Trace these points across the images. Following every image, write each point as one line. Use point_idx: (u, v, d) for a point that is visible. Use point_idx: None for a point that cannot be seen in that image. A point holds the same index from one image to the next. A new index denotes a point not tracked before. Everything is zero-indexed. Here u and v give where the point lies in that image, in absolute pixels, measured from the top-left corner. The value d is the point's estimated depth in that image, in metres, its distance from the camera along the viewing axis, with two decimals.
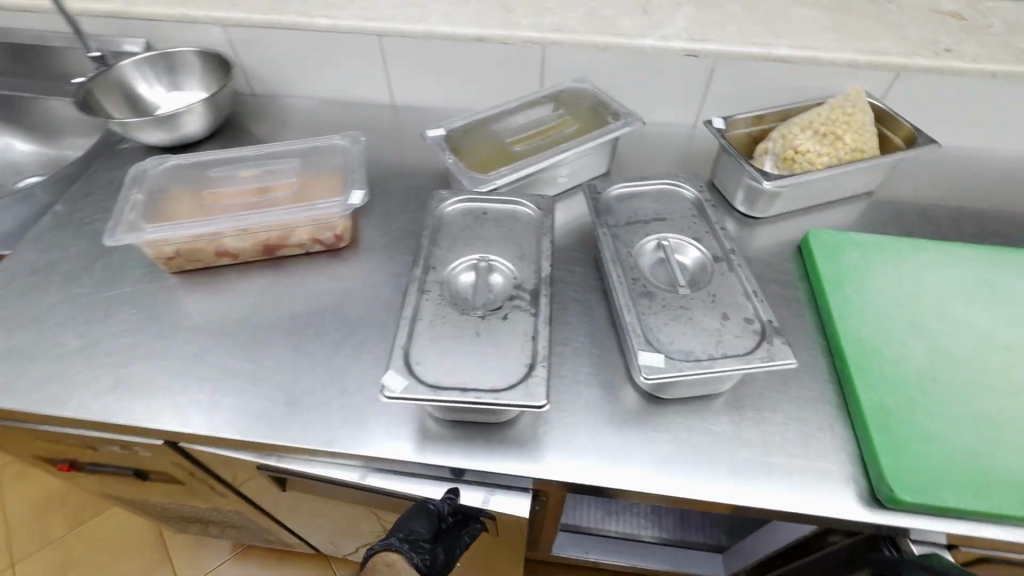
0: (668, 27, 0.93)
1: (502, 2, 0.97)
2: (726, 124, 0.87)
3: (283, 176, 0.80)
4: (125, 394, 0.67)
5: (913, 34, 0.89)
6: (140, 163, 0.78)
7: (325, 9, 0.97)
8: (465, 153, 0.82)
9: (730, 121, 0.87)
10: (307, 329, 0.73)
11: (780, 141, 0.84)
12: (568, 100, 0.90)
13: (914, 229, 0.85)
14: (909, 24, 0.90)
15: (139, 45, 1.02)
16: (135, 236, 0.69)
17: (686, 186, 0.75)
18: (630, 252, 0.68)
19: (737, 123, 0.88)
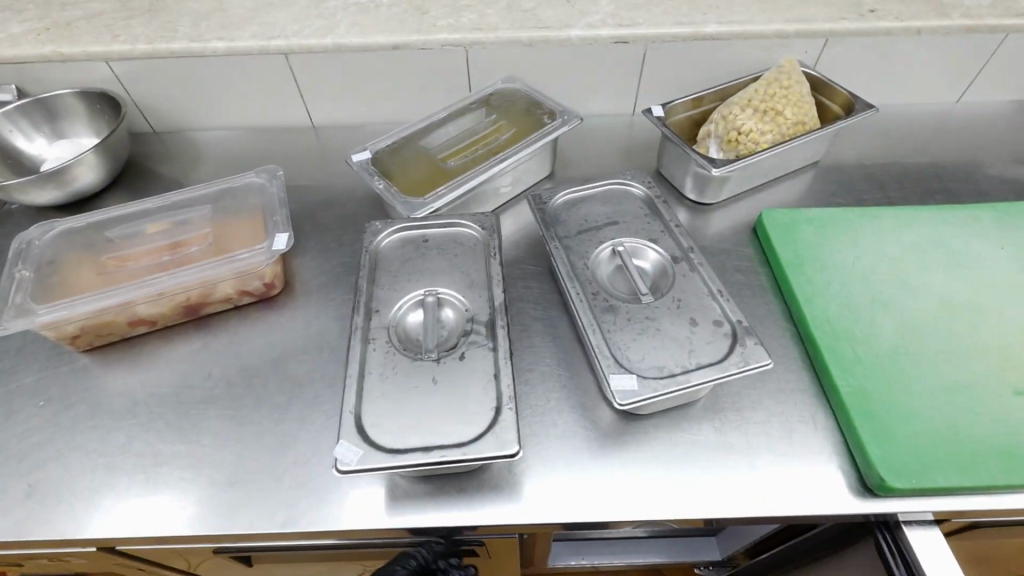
0: (592, 14, 0.89)
1: (414, 5, 0.91)
2: (665, 112, 0.84)
3: (196, 226, 0.71)
4: (42, 503, 0.58)
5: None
6: (23, 233, 0.68)
7: (219, 31, 0.88)
8: (396, 175, 0.75)
9: (668, 107, 0.84)
10: (247, 394, 0.65)
11: (721, 123, 0.81)
12: (499, 103, 0.85)
13: (862, 196, 0.85)
14: None
15: (10, 93, 0.90)
16: (26, 322, 0.60)
17: (635, 184, 0.71)
18: (586, 263, 0.64)
19: (676, 108, 0.85)
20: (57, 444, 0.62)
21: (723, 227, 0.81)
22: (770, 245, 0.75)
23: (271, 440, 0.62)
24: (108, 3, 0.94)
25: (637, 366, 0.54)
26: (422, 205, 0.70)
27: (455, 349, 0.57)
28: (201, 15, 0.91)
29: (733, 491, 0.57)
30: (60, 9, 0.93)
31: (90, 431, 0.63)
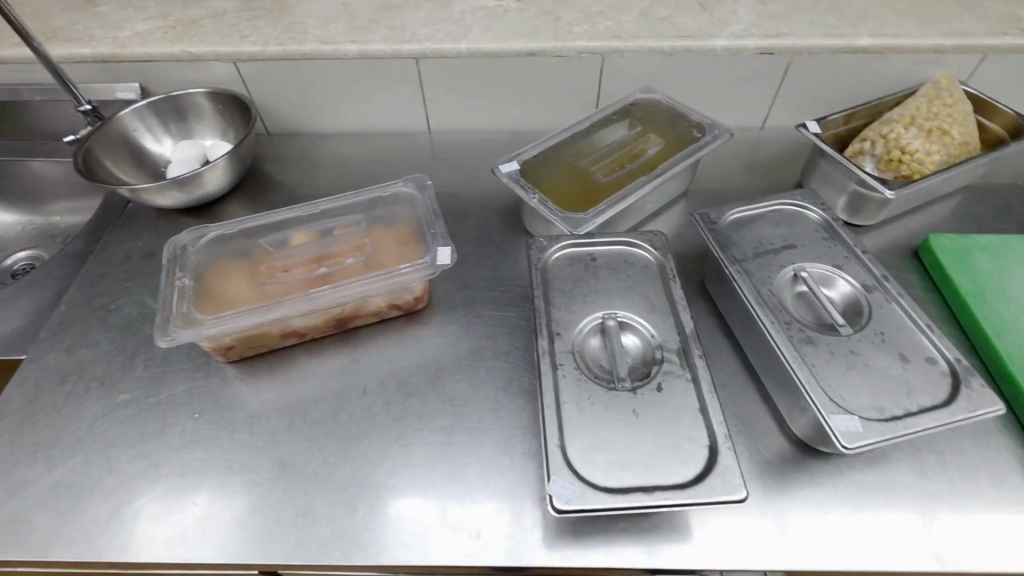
0: (734, 24, 0.85)
1: (547, 12, 0.89)
2: (820, 126, 0.80)
3: (347, 237, 0.69)
4: (204, 524, 0.55)
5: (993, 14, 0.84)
6: (176, 238, 0.66)
7: (351, 34, 0.86)
8: (546, 188, 0.71)
9: (824, 121, 0.80)
10: (404, 413, 0.63)
11: (881, 142, 0.76)
12: (640, 114, 0.82)
13: (1023, 221, 0.81)
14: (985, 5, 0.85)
15: (134, 91, 0.89)
16: (194, 333, 0.58)
17: (807, 206, 0.67)
18: (771, 288, 0.60)
19: (830, 123, 0.81)
20: (215, 459, 0.60)
21: (880, 250, 0.77)
22: (941, 271, 0.71)
23: (436, 463, 0.59)
24: (231, 4, 0.93)
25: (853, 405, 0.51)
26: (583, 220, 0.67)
27: (647, 378, 0.54)
28: (328, 17, 0.90)
29: (951, 542, 0.53)
30: (185, 9, 0.92)
31: (247, 446, 0.61)
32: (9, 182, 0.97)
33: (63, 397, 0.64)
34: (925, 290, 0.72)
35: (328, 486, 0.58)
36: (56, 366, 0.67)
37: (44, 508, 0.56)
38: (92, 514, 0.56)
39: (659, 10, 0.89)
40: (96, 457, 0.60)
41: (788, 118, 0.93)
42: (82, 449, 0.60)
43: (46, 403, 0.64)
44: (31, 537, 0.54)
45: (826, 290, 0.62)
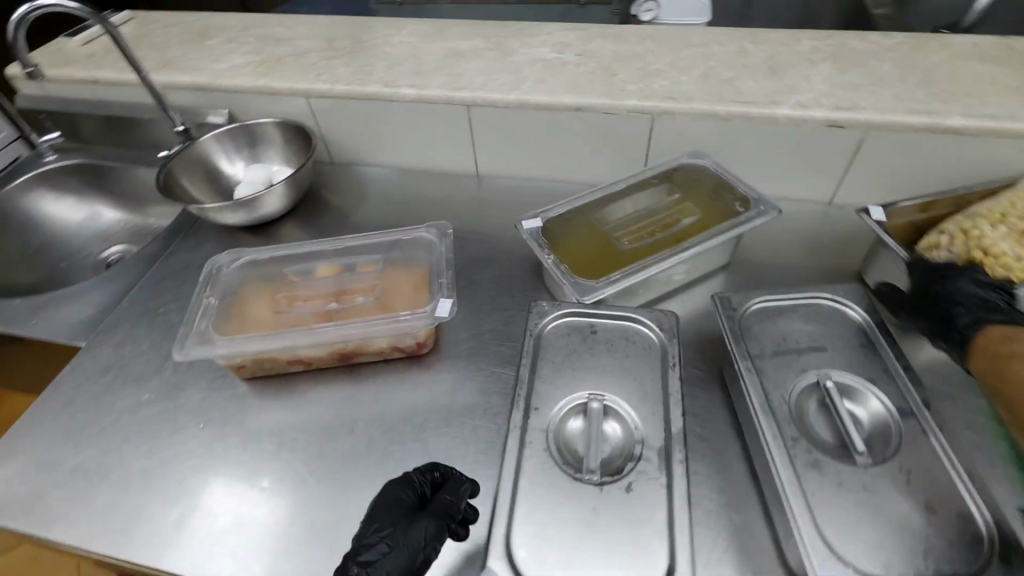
0: (803, 92, 0.79)
1: (604, 68, 0.88)
2: (886, 214, 0.72)
3: (364, 275, 0.72)
4: (180, 532, 0.59)
5: None
6: (215, 258, 0.72)
7: (411, 78, 0.90)
8: (564, 249, 0.70)
9: (892, 208, 0.72)
10: (384, 458, 0.64)
11: (961, 240, 0.66)
12: (682, 180, 0.78)
13: None
14: None
15: (222, 116, 0.99)
16: (205, 350, 0.63)
17: (848, 304, 0.60)
18: (783, 395, 0.54)
19: (898, 212, 0.72)
20: (208, 471, 0.64)
21: (945, 362, 0.66)
22: None
23: None
24: (317, 44, 1.01)
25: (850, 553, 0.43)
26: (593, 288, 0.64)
27: (619, 474, 0.51)
28: (396, 61, 0.95)
29: None
30: (277, 46, 1.02)
31: (238, 464, 0.64)
32: (119, 183, 1.12)
33: (104, 388, 0.72)
34: (990, 421, 0.61)
35: (296, 519, 0.59)
36: (106, 358, 0.76)
37: (59, 488, 0.63)
38: (94, 502, 0.62)
39: (723, 72, 0.85)
40: (114, 448, 0.66)
41: (861, 196, 0.84)
42: (103, 438, 0.67)
43: (88, 391, 0.72)
44: (44, 513, 0.61)
45: (852, 405, 0.54)
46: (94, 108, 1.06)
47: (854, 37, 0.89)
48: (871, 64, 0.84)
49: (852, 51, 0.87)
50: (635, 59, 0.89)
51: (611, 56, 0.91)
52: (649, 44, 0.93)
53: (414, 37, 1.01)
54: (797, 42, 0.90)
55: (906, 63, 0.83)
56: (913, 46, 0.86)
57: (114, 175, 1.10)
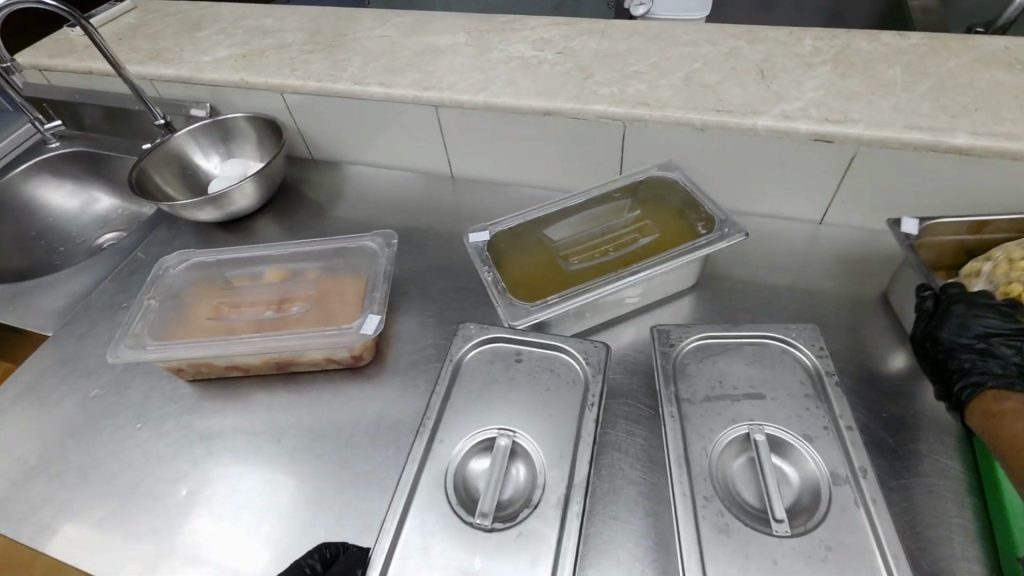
0: (791, 100, 0.71)
1: (580, 68, 0.82)
2: (922, 228, 0.63)
3: (306, 283, 0.71)
4: (101, 533, 0.60)
5: None
6: (164, 260, 0.75)
7: (380, 76, 0.87)
8: (507, 267, 0.67)
9: (929, 224, 0.63)
10: (305, 473, 0.63)
11: (1006, 269, 0.57)
12: (646, 196, 0.73)
13: None
14: None
15: (204, 109, 0.99)
16: (136, 354, 0.64)
17: (796, 347, 0.55)
18: (706, 446, 0.49)
19: (939, 226, 0.64)
20: (139, 473, 0.65)
21: (919, 414, 0.59)
22: (991, 469, 0.53)
23: (308, 540, 0.58)
24: (299, 37, 0.98)
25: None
26: (527, 311, 0.61)
27: (514, 519, 0.48)
28: (371, 56, 0.91)
29: None
30: (259, 38, 1.00)
31: (168, 468, 0.65)
32: (114, 172, 1.14)
33: (62, 381, 0.75)
34: (963, 487, 0.54)
35: (209, 528, 0.60)
36: (68, 351, 0.78)
37: (4, 478, 0.66)
38: (32, 495, 0.64)
39: (707, 75, 0.78)
40: (58, 443, 0.68)
41: (856, 217, 0.76)
42: (51, 432, 0.70)
43: (46, 383, 0.75)
44: None
45: (783, 463, 0.49)
46: (89, 98, 1.08)
47: (864, 37, 0.80)
48: (877, 69, 0.74)
49: (859, 53, 0.77)
50: (615, 59, 0.83)
51: (590, 55, 0.85)
52: (634, 42, 0.86)
53: (394, 31, 0.97)
54: (798, 42, 0.81)
55: (918, 69, 0.74)
56: (931, 48, 0.76)
57: (109, 164, 1.13)
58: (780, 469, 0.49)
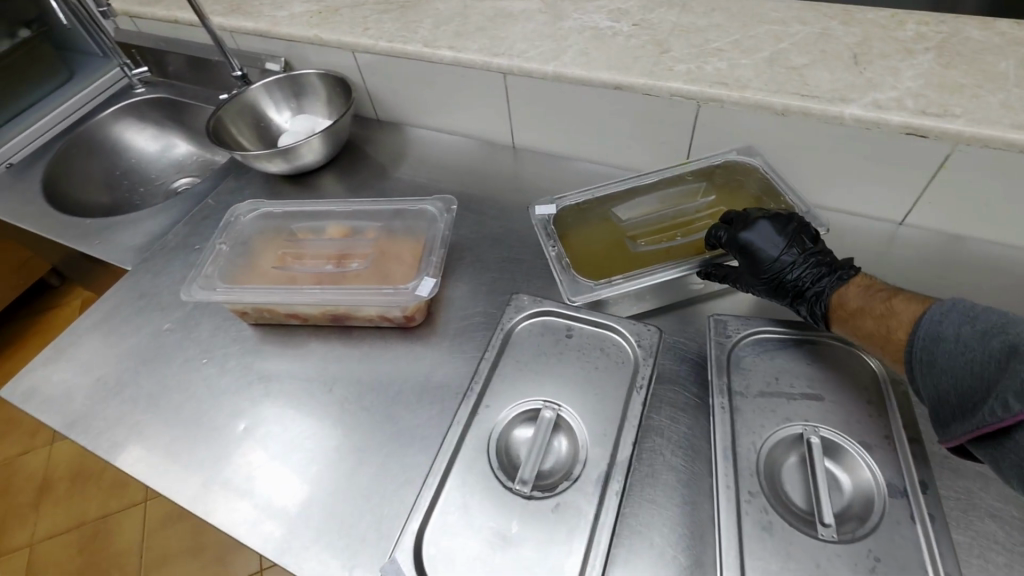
0: (884, 89, 0.66)
1: (657, 43, 0.79)
2: None
3: (365, 241, 0.73)
4: (166, 455, 0.65)
5: None
6: (236, 207, 0.78)
7: (451, 39, 0.85)
8: (572, 243, 0.67)
9: None
10: (353, 421, 0.66)
11: None
12: (720, 184, 0.72)
13: None
14: None
15: (279, 64, 1.01)
16: (206, 294, 0.68)
17: (864, 352, 0.53)
18: (755, 441, 0.48)
19: None
20: (203, 403, 0.69)
21: None
22: None
23: (351, 487, 0.61)
24: None
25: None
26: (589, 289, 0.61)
27: (553, 490, 0.48)
28: (443, 18, 0.90)
29: None
30: None
31: (228, 402, 0.69)
32: (192, 119, 1.19)
33: (139, 313, 0.80)
34: None
35: (262, 462, 0.64)
36: (145, 285, 0.84)
37: (85, 396, 0.72)
38: (107, 413, 0.70)
39: (794, 57, 0.73)
40: (134, 369, 0.74)
41: (941, 220, 0.71)
42: (126, 358, 0.75)
43: (125, 313, 0.81)
44: (70, 415, 0.70)
45: (834, 466, 0.48)
46: (173, 46, 1.12)
47: (976, 25, 0.73)
48: (986, 61, 0.68)
49: (968, 42, 0.71)
50: (695, 34, 0.79)
51: (669, 28, 0.81)
52: (718, 17, 0.81)
53: None
54: (899, 26, 0.75)
55: None
56: None
57: (188, 111, 1.18)
58: (832, 473, 0.48)
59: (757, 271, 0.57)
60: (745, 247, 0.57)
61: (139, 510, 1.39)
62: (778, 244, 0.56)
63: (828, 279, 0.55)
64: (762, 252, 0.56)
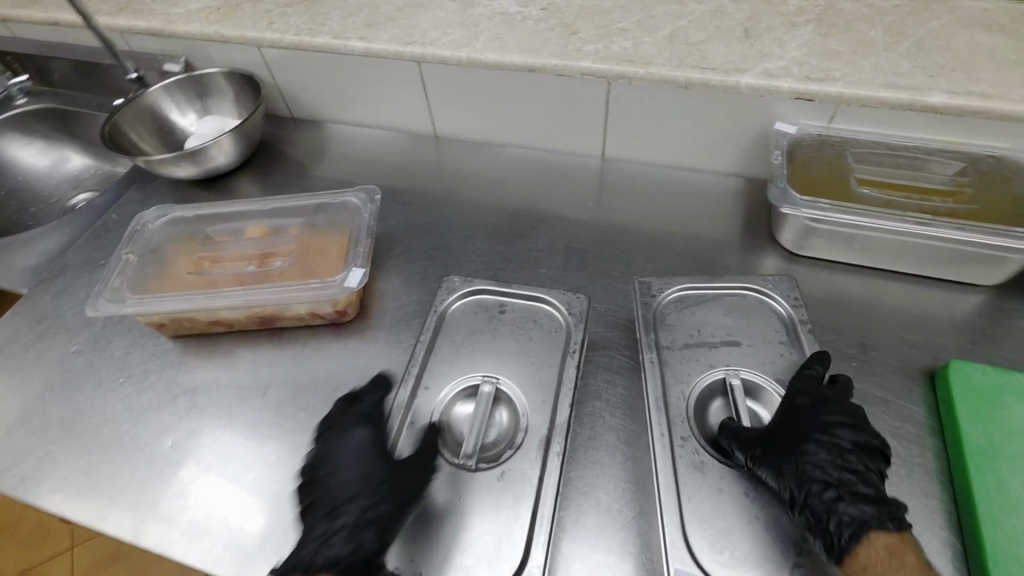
0: (774, 59, 0.72)
1: (566, 25, 0.81)
2: None
3: (287, 238, 0.71)
4: (84, 484, 0.61)
5: None
6: (142, 215, 0.74)
7: (361, 30, 0.84)
8: (815, 167, 0.69)
9: None
10: (289, 423, 0.64)
11: None
12: (982, 171, 0.66)
13: None
14: None
15: (179, 65, 0.96)
16: (115, 307, 0.63)
17: (777, 300, 0.57)
18: (683, 391, 0.51)
19: None
20: (124, 424, 0.65)
21: (887, 362, 0.62)
22: (950, 409, 0.56)
23: (293, 489, 0.59)
24: None
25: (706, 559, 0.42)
26: (822, 211, 0.65)
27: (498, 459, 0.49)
28: (350, 9, 0.88)
29: None
30: None
31: (150, 420, 0.65)
32: (85, 129, 1.10)
33: (40, 338, 0.74)
34: (926, 428, 0.57)
35: (195, 476, 0.60)
36: (45, 307, 0.77)
37: None
38: (13, 448, 0.64)
39: (692, 33, 0.77)
40: (40, 398, 0.68)
41: None
42: (29, 387, 0.69)
43: (23, 339, 0.74)
44: None
45: (756, 405, 0.52)
46: (55, 51, 1.03)
47: None
48: (859, 30, 0.75)
49: (841, 13, 0.77)
50: (600, 16, 0.82)
51: (576, 11, 0.83)
52: None
53: None
54: (782, 2, 0.80)
55: (898, 29, 0.74)
56: (912, 9, 0.76)
57: (79, 121, 1.09)
58: (755, 410, 0.52)
59: (786, 451, 0.45)
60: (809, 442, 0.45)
61: (64, 560, 1.27)
62: (822, 487, 0.42)
63: (855, 513, 0.41)
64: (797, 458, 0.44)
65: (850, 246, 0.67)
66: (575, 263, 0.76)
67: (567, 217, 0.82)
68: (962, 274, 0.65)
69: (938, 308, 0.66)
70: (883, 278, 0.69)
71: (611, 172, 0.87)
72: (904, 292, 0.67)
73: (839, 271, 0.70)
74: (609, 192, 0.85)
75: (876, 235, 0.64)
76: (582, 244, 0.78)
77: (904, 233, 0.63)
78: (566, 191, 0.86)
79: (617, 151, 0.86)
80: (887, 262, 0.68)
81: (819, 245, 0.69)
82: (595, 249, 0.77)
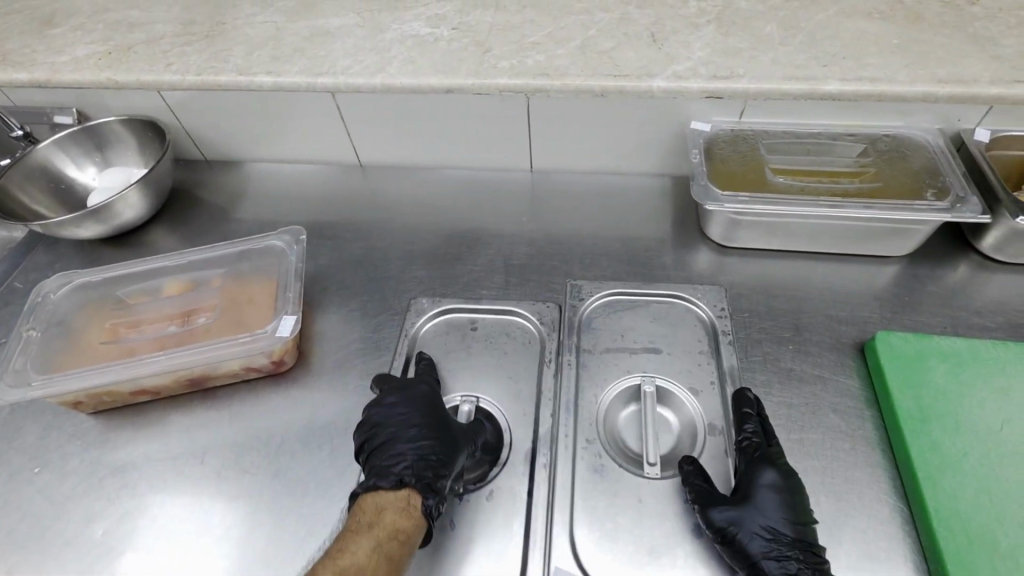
0: (681, 61, 0.74)
1: (478, 43, 0.80)
2: None
3: (212, 291, 0.67)
4: None
5: (992, 59, 0.69)
6: (42, 284, 0.67)
7: (268, 65, 0.80)
8: (730, 161, 0.72)
9: None
10: (235, 488, 0.60)
11: None
12: (879, 150, 0.71)
13: (1002, 311, 0.66)
14: (982, 50, 0.70)
15: (70, 116, 0.89)
16: (18, 392, 0.57)
17: (699, 305, 0.69)
18: (597, 392, 0.63)
19: None
20: (46, 519, 0.59)
21: (821, 341, 0.65)
22: (880, 377, 0.59)
23: (247, 559, 0.55)
24: (171, 26, 0.88)
25: (585, 538, 0.54)
26: (738, 202, 0.67)
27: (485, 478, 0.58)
28: (254, 44, 0.84)
29: None
30: (124, 31, 0.88)
31: (76, 509, 0.59)
32: None
33: None
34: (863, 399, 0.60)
35: (133, 564, 0.55)
36: None
37: None
38: None
39: (602, 42, 0.78)
40: None
41: None
42: None
43: None
44: None
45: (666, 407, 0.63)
46: None
47: None
48: (756, 27, 0.78)
49: (738, 12, 0.81)
50: (512, 31, 0.81)
51: (486, 28, 0.83)
52: (529, 12, 0.84)
53: (278, 14, 0.89)
54: (684, 4, 0.83)
55: (790, 24, 0.78)
56: (801, 4, 0.80)
57: None
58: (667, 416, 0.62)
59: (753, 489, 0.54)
60: (759, 484, 0.52)
61: None
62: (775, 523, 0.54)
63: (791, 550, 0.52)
64: (747, 507, 0.51)
65: (773, 234, 0.70)
66: (516, 280, 0.75)
67: (503, 233, 0.82)
68: (875, 248, 0.69)
69: (859, 280, 0.69)
70: (807, 259, 0.72)
71: (541, 184, 0.87)
72: (827, 270, 0.71)
73: (767, 258, 0.73)
74: (541, 204, 0.85)
75: (790, 221, 0.67)
76: (520, 259, 0.78)
77: (816, 215, 0.66)
78: (499, 207, 0.85)
79: (546, 162, 0.86)
80: (807, 245, 0.71)
81: (746, 235, 0.72)
82: (534, 264, 0.77)
